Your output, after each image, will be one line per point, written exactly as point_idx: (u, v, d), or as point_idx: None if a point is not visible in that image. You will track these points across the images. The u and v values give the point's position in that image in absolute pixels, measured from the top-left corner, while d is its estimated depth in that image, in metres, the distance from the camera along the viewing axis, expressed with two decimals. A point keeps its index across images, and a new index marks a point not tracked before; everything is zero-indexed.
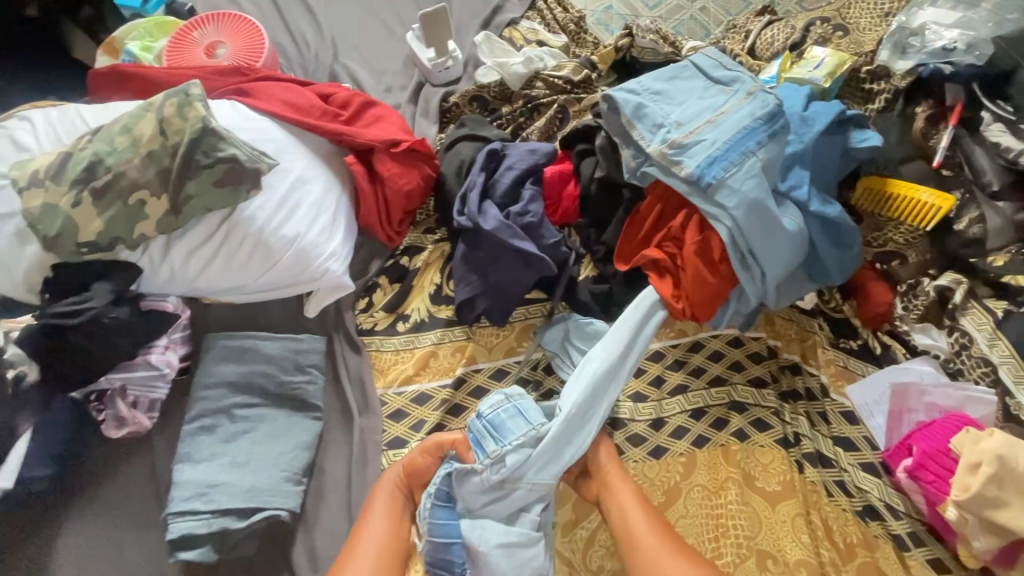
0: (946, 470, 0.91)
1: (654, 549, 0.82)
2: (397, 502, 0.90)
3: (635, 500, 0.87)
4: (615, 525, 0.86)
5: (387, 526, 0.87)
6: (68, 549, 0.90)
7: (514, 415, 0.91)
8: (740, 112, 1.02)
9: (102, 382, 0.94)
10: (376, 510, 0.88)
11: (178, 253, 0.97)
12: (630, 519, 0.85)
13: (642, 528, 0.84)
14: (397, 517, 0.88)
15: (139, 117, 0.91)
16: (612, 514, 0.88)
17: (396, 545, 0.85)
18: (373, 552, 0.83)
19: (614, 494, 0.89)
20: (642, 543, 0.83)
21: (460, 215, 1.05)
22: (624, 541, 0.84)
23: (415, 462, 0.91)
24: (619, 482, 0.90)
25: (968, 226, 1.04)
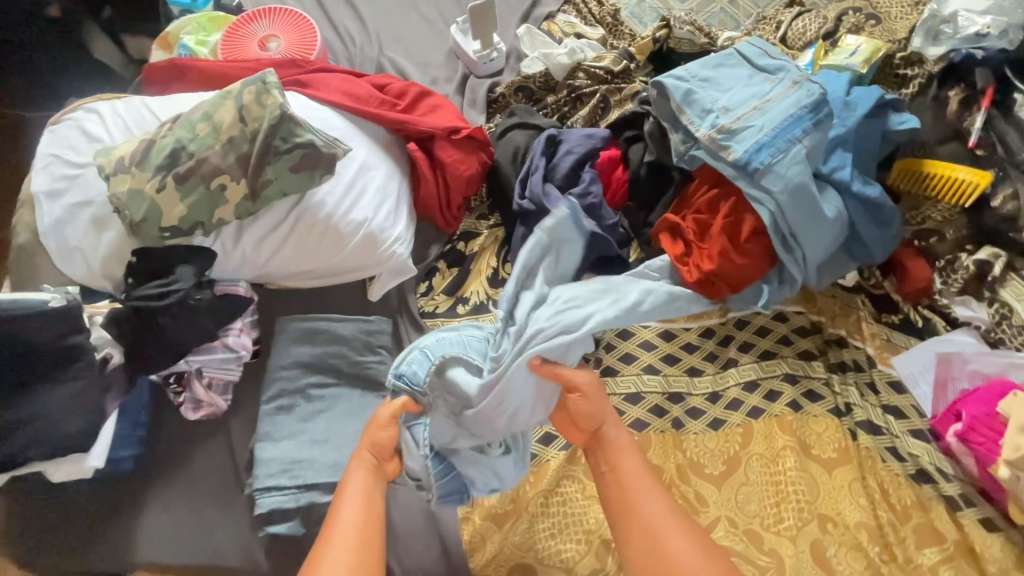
0: (996, 433, 0.96)
1: (659, 526, 0.79)
2: (371, 482, 0.84)
3: (640, 469, 0.84)
4: (609, 491, 0.83)
5: (361, 510, 0.80)
6: (154, 526, 0.93)
7: (426, 363, 0.87)
8: (787, 100, 1.06)
9: (181, 364, 0.96)
10: (350, 493, 0.82)
11: (250, 238, 0.99)
12: (628, 487, 0.82)
13: (642, 498, 0.81)
14: (369, 499, 0.82)
15: (218, 105, 0.94)
16: (606, 479, 0.84)
17: (373, 533, 0.79)
18: (354, 543, 0.77)
19: (616, 463, 0.84)
20: (638, 514, 0.80)
21: (522, 198, 1.10)
22: (620, 512, 0.81)
23: (376, 431, 0.85)
24: (624, 451, 0.85)
25: (1002, 204, 1.09)
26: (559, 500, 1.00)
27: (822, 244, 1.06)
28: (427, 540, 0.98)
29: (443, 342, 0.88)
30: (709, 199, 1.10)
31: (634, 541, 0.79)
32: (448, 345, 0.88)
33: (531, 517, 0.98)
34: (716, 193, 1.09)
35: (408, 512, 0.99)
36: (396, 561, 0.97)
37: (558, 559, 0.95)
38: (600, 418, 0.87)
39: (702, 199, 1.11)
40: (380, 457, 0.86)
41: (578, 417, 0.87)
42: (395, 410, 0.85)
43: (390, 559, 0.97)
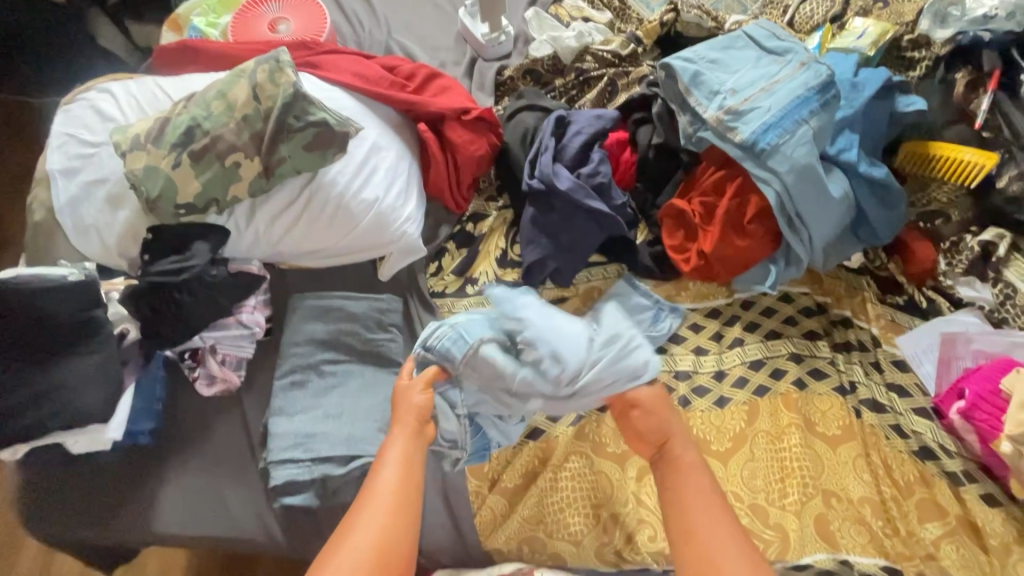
0: (998, 408, 0.98)
1: (716, 542, 0.78)
2: (411, 443, 0.86)
3: (705, 483, 0.83)
4: (669, 503, 0.83)
5: (399, 471, 0.83)
6: (171, 497, 0.95)
7: (458, 341, 0.89)
8: (795, 81, 1.07)
9: (196, 340, 0.97)
10: (390, 458, 0.84)
11: (264, 217, 1.00)
12: (690, 505, 0.81)
13: (700, 516, 0.80)
14: (409, 460, 0.84)
15: (232, 83, 0.95)
16: (668, 492, 0.84)
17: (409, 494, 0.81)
18: (386, 503, 0.80)
19: (679, 478, 0.84)
20: (698, 530, 0.79)
21: (531, 178, 1.11)
22: (679, 527, 0.80)
23: (411, 395, 0.88)
24: (689, 465, 0.85)
25: (1007, 184, 1.09)
26: (568, 475, 1.01)
27: (829, 226, 1.07)
28: (437, 514, 1.00)
29: (472, 322, 0.91)
30: (715, 181, 1.10)
31: (688, 554, 0.78)
32: (478, 324, 0.91)
33: (540, 491, 1.00)
34: (722, 173, 1.10)
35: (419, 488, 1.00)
36: None
37: (567, 532, 0.98)
38: (666, 431, 0.88)
39: (709, 179, 1.11)
40: (421, 422, 0.88)
41: (644, 430, 0.88)
42: (427, 379, 0.89)
43: None
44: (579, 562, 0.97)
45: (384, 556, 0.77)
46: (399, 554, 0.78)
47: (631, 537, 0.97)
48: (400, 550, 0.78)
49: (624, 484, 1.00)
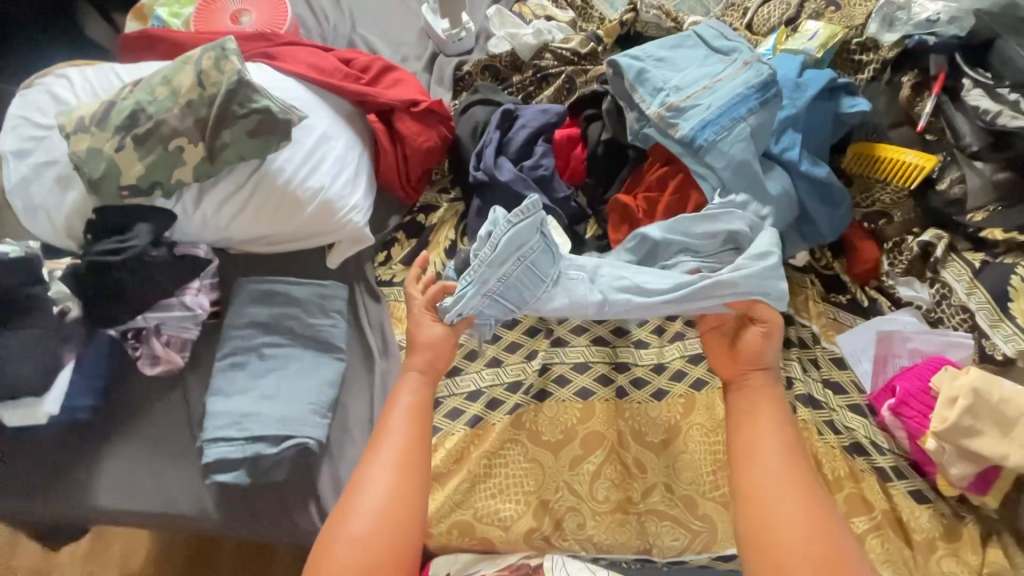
0: (927, 407, 0.99)
1: (773, 471, 0.81)
2: (422, 396, 0.90)
3: (773, 417, 0.86)
4: (740, 430, 0.87)
5: (407, 422, 0.87)
6: (109, 472, 0.98)
7: (495, 304, 0.92)
8: (736, 80, 1.08)
9: (139, 321, 0.99)
10: (399, 408, 0.88)
11: (210, 201, 1.03)
12: (761, 439, 0.84)
13: (771, 450, 0.83)
14: (418, 409, 0.89)
15: (178, 69, 0.98)
16: (740, 415, 0.88)
17: (419, 449, 0.85)
18: (396, 455, 0.84)
19: (756, 409, 0.88)
20: (761, 466, 0.82)
21: (476, 170, 1.13)
22: (741, 452, 0.85)
23: (432, 333, 0.93)
24: (766, 399, 0.88)
25: (948, 186, 1.12)
26: (503, 462, 1.03)
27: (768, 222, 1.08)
28: None
29: (506, 279, 0.91)
30: (659, 177, 1.13)
31: (744, 475, 0.83)
32: (512, 288, 0.91)
33: (474, 477, 1.02)
34: (665, 169, 1.13)
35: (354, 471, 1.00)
36: None
37: (496, 517, 0.99)
38: (759, 364, 0.90)
39: (652, 176, 1.14)
40: (438, 370, 0.93)
41: (744, 351, 0.91)
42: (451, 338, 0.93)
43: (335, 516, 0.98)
44: (508, 545, 0.99)
45: (395, 509, 0.81)
46: (410, 505, 0.82)
47: (559, 523, 1.00)
48: (412, 498, 0.82)
49: (556, 472, 1.02)
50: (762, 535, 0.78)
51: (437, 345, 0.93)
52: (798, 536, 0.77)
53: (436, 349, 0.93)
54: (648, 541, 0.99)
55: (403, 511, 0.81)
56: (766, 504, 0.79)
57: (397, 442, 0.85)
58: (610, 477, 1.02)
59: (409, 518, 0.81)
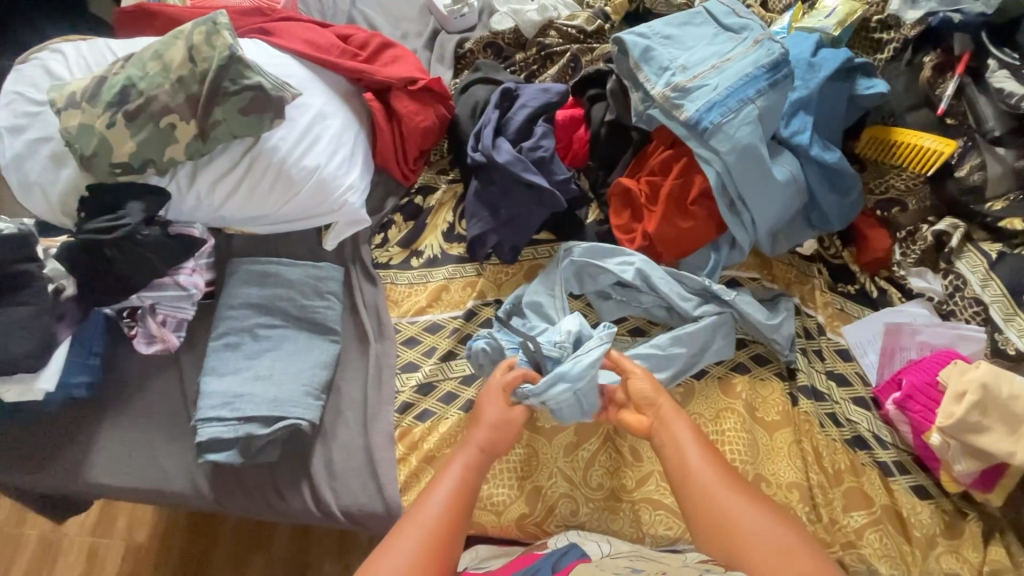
0: (933, 401, 0.96)
1: (720, 493, 0.80)
2: (471, 475, 0.85)
3: (694, 440, 0.85)
4: (670, 461, 0.85)
5: (451, 492, 0.82)
6: (105, 447, 0.99)
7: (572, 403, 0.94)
8: (746, 60, 1.04)
9: (134, 300, 1.00)
10: (446, 481, 0.83)
11: (204, 180, 1.02)
12: (685, 451, 0.84)
13: (697, 461, 0.83)
14: (465, 483, 0.84)
15: (170, 44, 0.97)
16: (665, 450, 0.86)
17: (455, 522, 0.80)
18: (427, 526, 0.78)
19: (669, 432, 0.87)
20: (696, 480, 0.81)
21: (474, 151, 1.10)
22: (684, 485, 0.82)
23: (489, 409, 0.90)
24: (678, 423, 0.87)
25: (968, 173, 1.07)
26: None
27: (772, 210, 1.05)
28: (363, 477, 0.98)
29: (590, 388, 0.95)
30: (662, 160, 1.09)
31: (696, 508, 0.80)
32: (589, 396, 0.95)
33: None
34: (670, 153, 1.09)
35: (346, 452, 1.00)
36: (332, 493, 0.98)
37: (489, 502, 0.99)
38: (654, 398, 0.90)
39: (656, 159, 1.10)
40: (484, 455, 0.87)
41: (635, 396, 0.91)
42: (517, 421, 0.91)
43: (327, 497, 0.98)
44: (500, 529, 0.99)
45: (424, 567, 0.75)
46: (439, 572, 0.76)
47: (551, 509, 0.98)
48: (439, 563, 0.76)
49: (551, 458, 1.01)
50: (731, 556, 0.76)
51: (500, 426, 0.89)
52: (768, 550, 0.74)
53: (502, 430, 0.89)
54: (641, 530, 0.96)
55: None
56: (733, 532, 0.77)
57: (433, 512, 0.80)
58: (604, 464, 1.00)
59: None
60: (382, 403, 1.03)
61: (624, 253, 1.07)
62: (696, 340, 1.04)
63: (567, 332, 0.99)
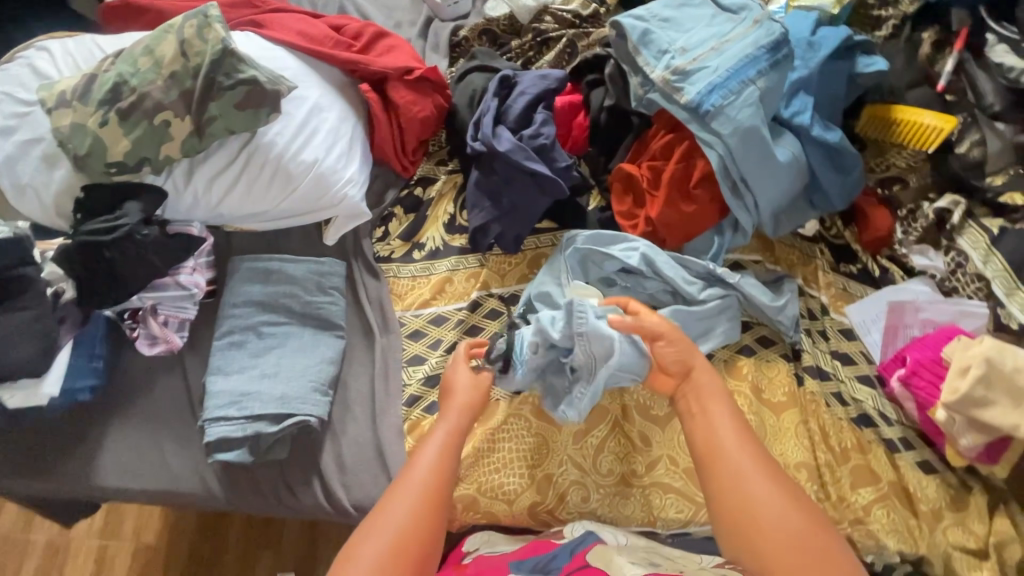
0: (938, 376, 0.96)
1: (748, 470, 0.78)
2: (454, 438, 0.86)
3: (729, 416, 0.84)
4: (700, 437, 0.83)
5: (438, 455, 0.83)
6: (112, 451, 0.99)
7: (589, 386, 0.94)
8: (746, 40, 1.03)
9: (134, 301, 0.98)
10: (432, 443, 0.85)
11: (201, 178, 1.00)
12: (717, 428, 0.83)
13: (730, 438, 0.81)
14: (449, 447, 0.85)
15: (161, 39, 0.95)
16: (697, 425, 0.85)
17: (444, 484, 0.80)
18: (418, 489, 0.79)
19: (704, 406, 0.86)
20: (727, 455, 0.80)
21: (475, 140, 1.10)
22: (705, 451, 0.81)
23: (457, 378, 0.93)
24: (712, 392, 0.87)
25: (968, 150, 1.07)
26: (506, 437, 1.02)
27: (775, 192, 1.05)
28: (374, 471, 0.98)
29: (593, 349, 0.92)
30: (664, 144, 1.08)
31: (718, 476, 0.79)
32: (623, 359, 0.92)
33: (478, 452, 1.01)
34: (671, 137, 1.08)
35: (356, 445, 1.00)
36: (343, 488, 0.98)
37: (500, 491, 0.99)
38: (689, 360, 0.90)
39: (659, 142, 1.09)
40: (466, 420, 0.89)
41: (666, 363, 0.91)
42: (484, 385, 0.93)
43: (338, 492, 0.98)
44: (512, 518, 0.99)
45: (412, 526, 0.75)
46: (427, 534, 0.75)
47: (563, 497, 0.99)
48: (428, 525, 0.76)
49: (560, 446, 1.01)
50: (748, 532, 0.74)
51: (475, 391, 0.92)
52: (786, 530, 0.73)
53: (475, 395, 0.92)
54: (652, 514, 0.97)
55: (422, 537, 0.75)
56: (743, 500, 0.76)
57: (421, 475, 0.80)
58: (614, 450, 1.01)
59: (425, 552, 0.74)
60: (389, 397, 1.03)
61: (627, 239, 1.07)
62: (701, 324, 1.04)
63: (532, 352, 0.94)
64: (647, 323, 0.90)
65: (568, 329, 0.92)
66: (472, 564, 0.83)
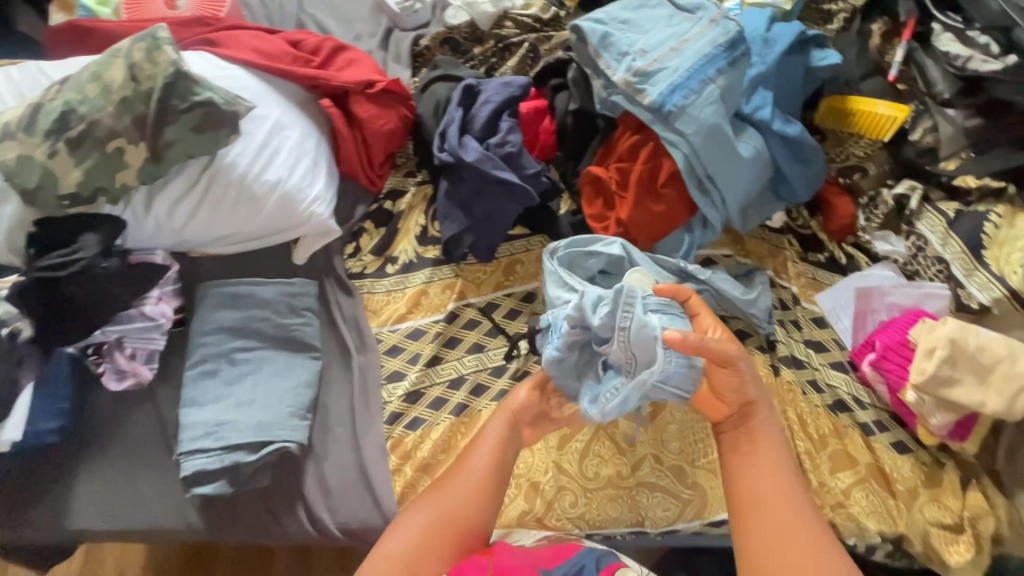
0: (906, 359, 0.98)
1: (789, 511, 0.80)
2: (507, 435, 0.90)
3: (784, 459, 0.84)
4: (746, 477, 0.83)
5: (492, 452, 0.88)
6: (85, 491, 0.95)
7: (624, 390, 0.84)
8: (703, 40, 1.04)
9: (98, 335, 0.95)
10: (486, 439, 0.89)
11: (162, 204, 0.98)
12: (765, 474, 0.83)
13: (777, 484, 0.82)
14: (502, 446, 0.89)
15: (108, 64, 0.92)
16: (746, 462, 0.84)
17: (494, 478, 0.86)
18: (473, 480, 0.85)
19: (756, 447, 0.85)
20: (766, 504, 0.81)
21: (441, 151, 1.09)
22: (744, 494, 0.82)
23: (516, 394, 0.93)
24: (765, 432, 0.85)
25: (922, 136, 1.11)
26: None
27: (740, 188, 1.06)
28: (360, 493, 0.97)
29: (643, 350, 0.82)
30: (630, 146, 1.08)
31: (754, 513, 0.81)
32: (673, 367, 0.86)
33: None
34: (636, 138, 1.08)
35: (340, 468, 0.98)
36: (329, 511, 0.96)
37: None
38: (747, 395, 0.85)
39: (623, 144, 1.09)
40: (519, 418, 0.92)
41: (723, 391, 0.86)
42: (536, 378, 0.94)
43: (323, 515, 0.96)
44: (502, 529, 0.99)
45: (459, 514, 0.83)
46: (463, 528, 0.83)
47: (551, 504, 0.99)
48: (469, 512, 0.84)
49: (545, 454, 1.01)
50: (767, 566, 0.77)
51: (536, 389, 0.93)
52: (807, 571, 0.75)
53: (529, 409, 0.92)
54: (640, 513, 0.98)
55: (466, 524, 0.83)
56: (767, 548, 0.78)
57: (474, 470, 0.86)
58: (599, 454, 1.01)
59: (463, 534, 0.82)
60: (370, 416, 1.01)
61: (609, 241, 1.04)
62: None
63: (569, 330, 0.87)
64: (715, 350, 0.81)
65: (608, 318, 0.83)
66: (499, 552, 0.79)
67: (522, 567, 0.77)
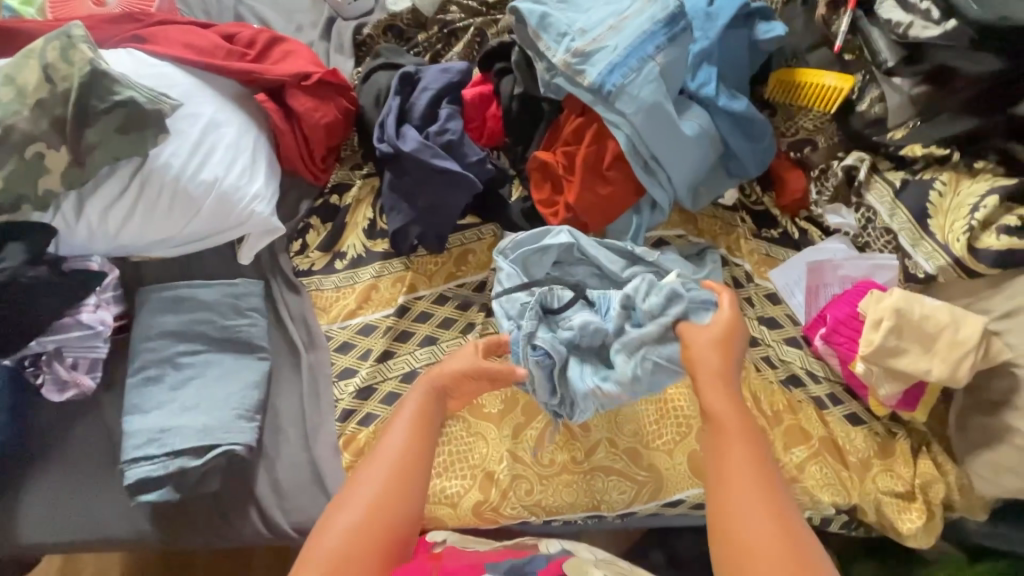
0: (856, 332, 0.99)
1: (758, 505, 0.68)
2: (425, 407, 0.84)
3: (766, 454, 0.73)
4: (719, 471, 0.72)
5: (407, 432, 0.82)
6: (32, 504, 0.94)
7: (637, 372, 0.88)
8: (642, 17, 1.02)
9: (33, 347, 0.93)
10: (404, 418, 0.83)
11: (94, 209, 0.95)
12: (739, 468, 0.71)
13: (753, 481, 0.70)
14: (422, 422, 0.83)
15: (22, 66, 0.89)
16: (719, 454, 0.74)
17: (418, 457, 0.80)
18: (391, 462, 0.79)
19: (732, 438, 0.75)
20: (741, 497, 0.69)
21: (380, 142, 1.07)
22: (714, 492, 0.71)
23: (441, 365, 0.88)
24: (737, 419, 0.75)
25: (869, 106, 1.09)
26: (444, 441, 1.01)
27: (686, 168, 1.05)
28: (313, 493, 0.96)
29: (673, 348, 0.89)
30: (574, 129, 1.07)
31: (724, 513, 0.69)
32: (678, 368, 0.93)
33: None
34: (580, 120, 1.07)
35: (293, 469, 0.97)
36: (282, 512, 0.96)
37: (443, 494, 0.98)
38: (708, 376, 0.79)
39: (569, 127, 1.08)
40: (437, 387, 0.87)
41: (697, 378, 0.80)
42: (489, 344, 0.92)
43: (277, 516, 0.96)
44: (458, 520, 0.98)
45: (381, 505, 0.76)
46: (390, 519, 0.76)
47: (506, 493, 0.98)
48: (394, 499, 0.77)
49: (499, 444, 1.00)
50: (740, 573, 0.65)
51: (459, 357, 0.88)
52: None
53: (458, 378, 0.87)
54: (596, 497, 0.98)
55: (393, 516, 0.76)
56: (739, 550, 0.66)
57: (394, 450, 0.80)
58: (555, 441, 1.01)
59: (389, 525, 0.76)
60: (321, 414, 1.00)
61: (556, 231, 1.01)
62: None
63: (620, 307, 0.91)
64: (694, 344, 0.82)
65: (651, 309, 0.88)
66: (446, 556, 0.76)
67: (470, 566, 0.74)
